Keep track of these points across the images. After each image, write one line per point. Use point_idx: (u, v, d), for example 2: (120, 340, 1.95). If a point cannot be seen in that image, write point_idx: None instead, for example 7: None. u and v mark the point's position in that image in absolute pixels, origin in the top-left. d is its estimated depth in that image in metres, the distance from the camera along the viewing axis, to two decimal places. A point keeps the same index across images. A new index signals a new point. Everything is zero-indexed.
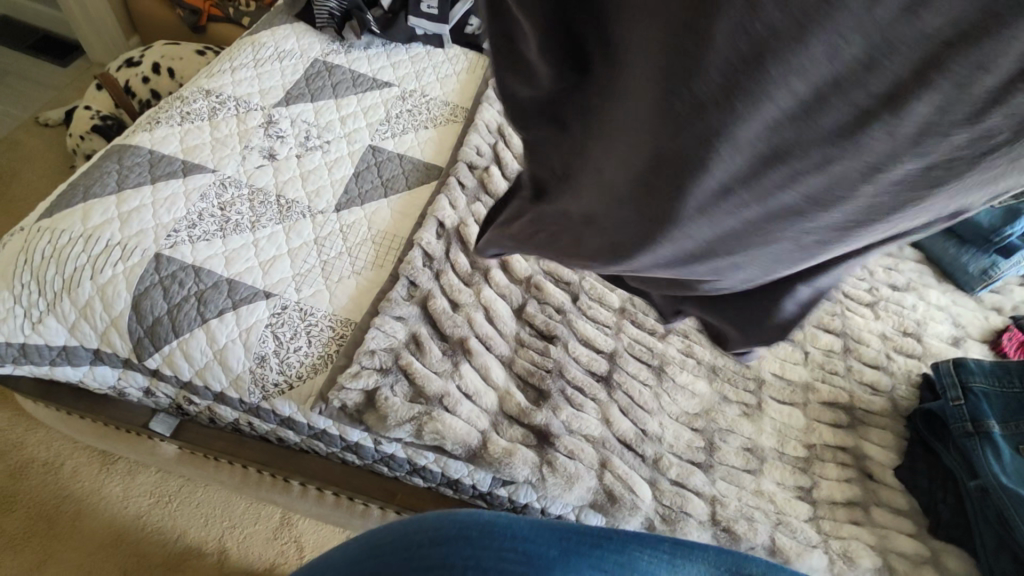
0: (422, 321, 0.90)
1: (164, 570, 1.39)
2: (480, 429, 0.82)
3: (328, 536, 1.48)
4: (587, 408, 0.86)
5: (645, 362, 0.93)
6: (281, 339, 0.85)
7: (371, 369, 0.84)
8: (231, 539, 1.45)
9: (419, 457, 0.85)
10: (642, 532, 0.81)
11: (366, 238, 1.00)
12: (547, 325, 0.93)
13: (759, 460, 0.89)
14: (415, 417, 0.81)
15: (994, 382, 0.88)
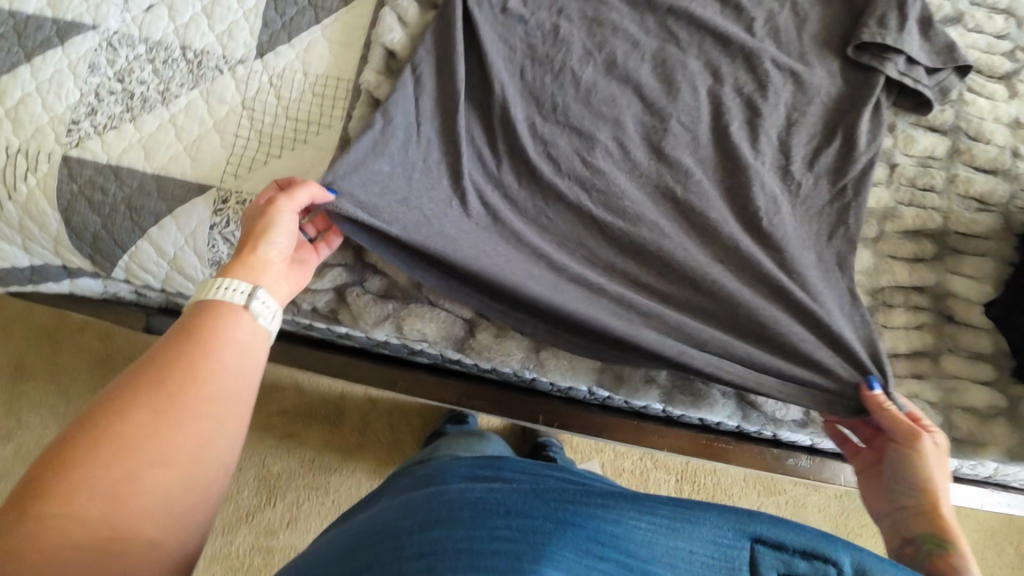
0: None
1: (290, 416, 1.57)
2: (465, 318, 0.73)
3: (416, 412, 1.56)
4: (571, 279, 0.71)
5: (666, 214, 0.74)
6: (232, 241, 0.75)
7: (335, 264, 0.73)
8: (346, 401, 1.57)
9: (413, 343, 0.76)
10: (659, 402, 0.76)
11: (305, 90, 0.79)
12: (542, 178, 0.75)
13: (831, 308, 0.71)
14: (391, 314, 0.72)
15: (908, 32, 0.76)
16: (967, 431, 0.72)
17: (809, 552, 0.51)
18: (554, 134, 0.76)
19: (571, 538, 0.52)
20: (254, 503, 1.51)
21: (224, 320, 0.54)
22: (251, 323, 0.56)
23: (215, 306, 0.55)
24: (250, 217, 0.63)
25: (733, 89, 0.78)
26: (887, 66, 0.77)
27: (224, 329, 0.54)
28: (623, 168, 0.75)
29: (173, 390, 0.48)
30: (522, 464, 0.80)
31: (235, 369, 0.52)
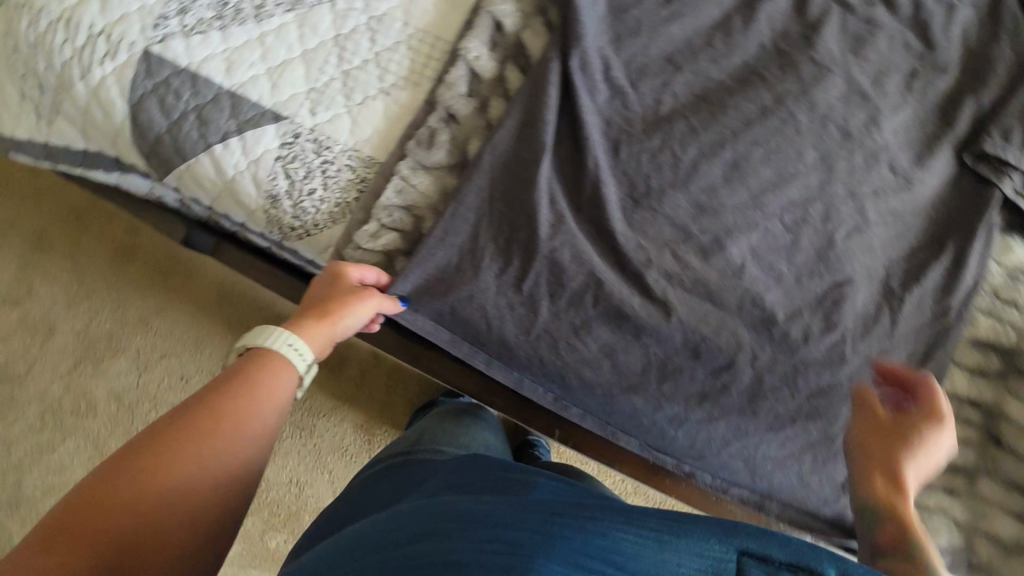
0: (455, 173, 0.71)
1: None
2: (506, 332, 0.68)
3: (414, 381, 1.55)
4: (628, 307, 0.67)
5: (739, 263, 0.70)
6: (293, 177, 0.72)
7: (391, 229, 0.70)
8: (351, 354, 1.56)
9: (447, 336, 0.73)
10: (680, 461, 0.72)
11: (400, 41, 0.75)
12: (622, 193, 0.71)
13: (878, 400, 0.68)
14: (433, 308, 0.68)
15: None
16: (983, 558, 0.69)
17: (795, 564, 0.46)
18: (647, 149, 0.71)
19: (559, 549, 0.47)
20: None
21: (278, 376, 0.53)
22: (291, 386, 0.54)
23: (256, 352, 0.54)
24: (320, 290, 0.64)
25: (842, 149, 0.73)
26: (1003, 181, 0.72)
27: (271, 392, 0.52)
28: (709, 202, 0.70)
29: (214, 443, 0.46)
30: (496, 465, 0.78)
31: (271, 437, 0.51)
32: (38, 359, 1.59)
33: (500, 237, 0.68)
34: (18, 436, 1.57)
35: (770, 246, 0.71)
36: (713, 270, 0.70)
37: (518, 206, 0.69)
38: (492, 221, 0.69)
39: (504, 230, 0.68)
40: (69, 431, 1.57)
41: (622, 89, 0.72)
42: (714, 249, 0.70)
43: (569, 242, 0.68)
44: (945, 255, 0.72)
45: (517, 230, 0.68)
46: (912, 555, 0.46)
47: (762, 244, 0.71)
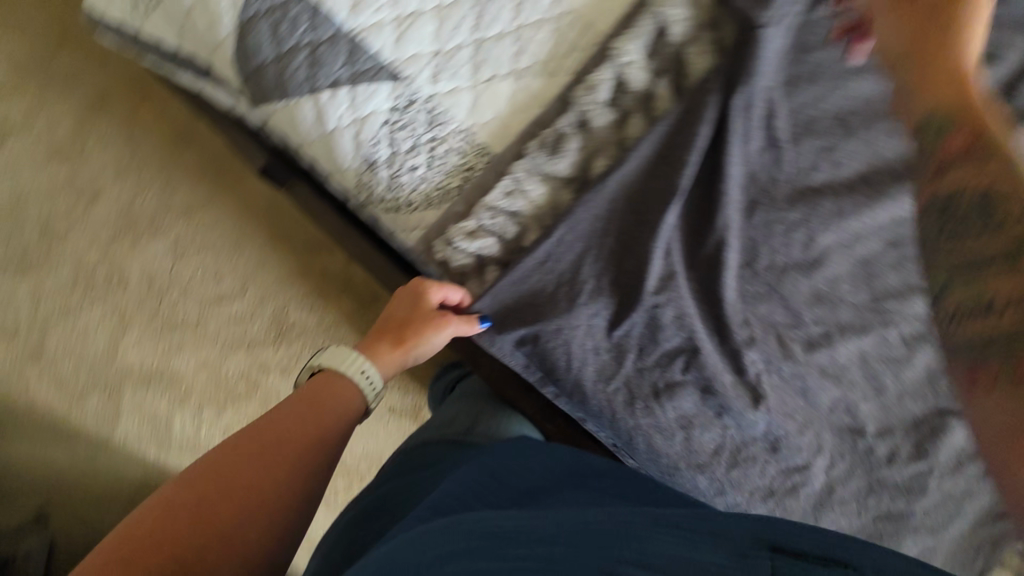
0: (571, 188, 0.64)
1: (330, 283, 1.60)
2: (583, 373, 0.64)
3: None
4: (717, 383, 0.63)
5: (847, 364, 0.64)
6: (397, 148, 0.66)
7: (490, 232, 0.64)
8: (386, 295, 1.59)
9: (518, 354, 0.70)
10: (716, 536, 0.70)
11: (547, 18, 0.66)
12: (746, 257, 0.64)
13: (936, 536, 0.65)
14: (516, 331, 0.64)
15: None
16: None
17: None
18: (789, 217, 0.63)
19: None
20: (262, 337, 1.59)
21: (334, 391, 0.63)
22: (354, 401, 0.64)
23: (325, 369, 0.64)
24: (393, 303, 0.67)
25: None
26: None
27: (321, 400, 0.62)
28: (835, 289, 0.64)
29: (271, 438, 0.56)
30: (556, 458, 0.72)
31: (325, 425, 0.60)
32: (79, 221, 1.59)
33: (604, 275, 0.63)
34: (49, 290, 1.59)
35: (889, 353, 0.64)
36: (819, 364, 0.64)
37: (633, 247, 0.62)
38: (599, 255, 0.63)
39: (610, 269, 0.63)
40: (99, 298, 1.59)
41: (780, 140, 0.63)
42: (827, 341, 0.64)
43: (676, 298, 0.62)
44: None
45: (625, 273, 0.63)
46: (992, 312, 0.36)
47: (881, 348, 0.64)
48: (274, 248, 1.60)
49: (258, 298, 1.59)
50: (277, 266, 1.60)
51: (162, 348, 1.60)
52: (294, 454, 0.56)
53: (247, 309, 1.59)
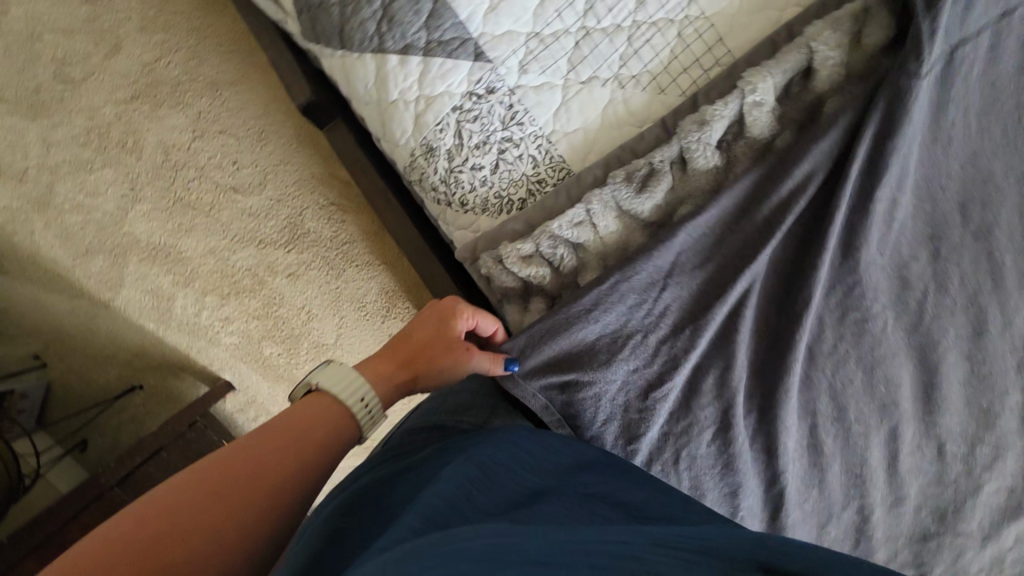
0: (647, 232, 0.57)
1: (339, 208, 1.53)
2: (607, 428, 0.60)
3: None
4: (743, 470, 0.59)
5: (883, 480, 0.60)
6: (463, 141, 0.57)
7: (546, 260, 0.57)
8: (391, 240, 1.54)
9: None
10: None
11: (670, 24, 0.55)
12: (818, 348, 0.57)
13: None
14: (550, 374, 0.58)
15: None
16: None
17: None
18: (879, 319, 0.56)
19: None
20: (273, 239, 1.52)
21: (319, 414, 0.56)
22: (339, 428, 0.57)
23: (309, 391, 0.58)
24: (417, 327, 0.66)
25: None
26: None
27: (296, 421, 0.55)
28: (895, 392, 0.57)
29: (233, 471, 0.49)
30: (540, 444, 0.55)
31: (295, 449, 0.53)
32: (98, 71, 1.46)
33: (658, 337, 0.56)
34: (58, 138, 1.50)
35: (922, 467, 0.60)
36: (847, 462, 0.58)
37: (699, 313, 0.56)
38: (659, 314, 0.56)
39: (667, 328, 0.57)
40: (109, 158, 1.50)
41: (892, 233, 0.56)
42: (865, 442, 0.58)
43: (722, 367, 0.56)
44: None
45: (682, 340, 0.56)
46: None
47: (916, 458, 0.59)
48: (292, 151, 1.50)
49: (274, 198, 1.51)
50: (292, 172, 1.51)
51: (169, 228, 1.52)
52: (241, 495, 0.48)
53: (262, 206, 1.51)
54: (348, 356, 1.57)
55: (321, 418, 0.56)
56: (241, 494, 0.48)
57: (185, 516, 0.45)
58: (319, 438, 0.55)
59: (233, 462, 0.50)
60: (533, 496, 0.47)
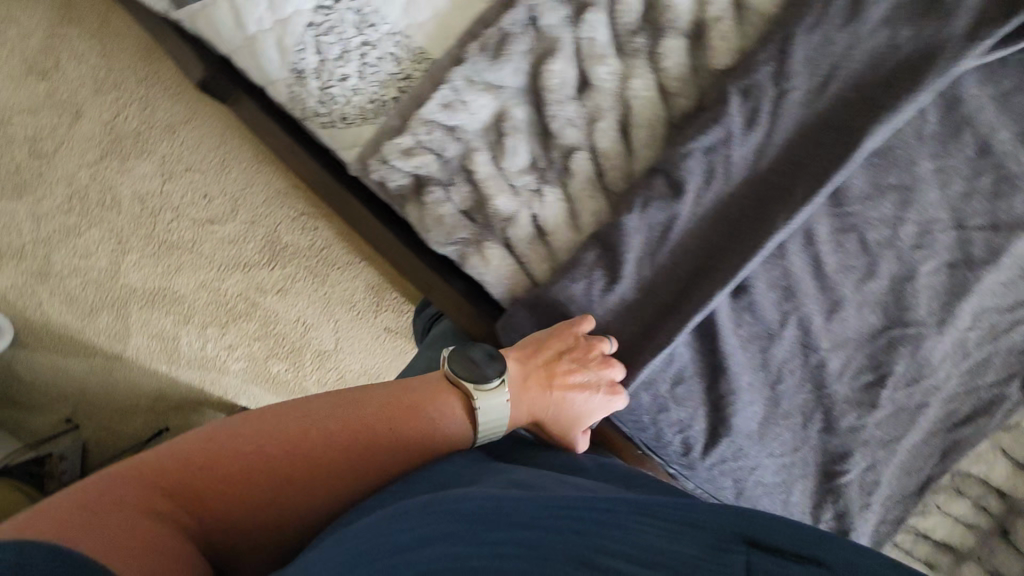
0: (517, 98, 0.58)
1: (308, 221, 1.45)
2: (529, 296, 0.61)
3: None
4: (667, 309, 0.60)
5: (809, 288, 0.60)
6: (325, 55, 0.59)
7: (428, 149, 0.59)
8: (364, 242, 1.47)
9: (474, 267, 0.61)
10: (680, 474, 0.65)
11: None
12: (716, 168, 0.55)
13: (890, 459, 0.64)
14: (460, 240, 0.60)
15: None
16: None
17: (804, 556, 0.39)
18: (764, 124, 0.54)
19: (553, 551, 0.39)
20: (254, 258, 1.43)
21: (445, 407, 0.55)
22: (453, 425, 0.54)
23: (467, 394, 0.55)
24: (582, 352, 0.58)
25: (995, 185, 0.57)
26: None
27: (437, 413, 0.54)
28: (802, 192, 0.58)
29: (366, 438, 0.50)
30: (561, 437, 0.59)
31: (413, 444, 0.52)
32: None
33: (547, 184, 0.59)
34: None
35: (851, 265, 0.59)
36: (772, 278, 0.60)
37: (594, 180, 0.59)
38: (544, 168, 0.59)
39: (556, 179, 0.59)
40: None
41: (750, 41, 0.56)
42: (783, 252, 0.59)
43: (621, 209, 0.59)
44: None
45: (568, 183, 0.59)
46: None
47: (842, 257, 0.59)
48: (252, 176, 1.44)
49: (249, 220, 1.44)
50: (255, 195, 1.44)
51: (140, 288, 1.40)
52: (354, 464, 0.49)
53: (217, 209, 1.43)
54: (350, 359, 1.48)
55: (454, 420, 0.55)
56: (360, 454, 0.50)
57: (319, 453, 0.48)
58: (439, 441, 0.53)
59: (370, 423, 0.51)
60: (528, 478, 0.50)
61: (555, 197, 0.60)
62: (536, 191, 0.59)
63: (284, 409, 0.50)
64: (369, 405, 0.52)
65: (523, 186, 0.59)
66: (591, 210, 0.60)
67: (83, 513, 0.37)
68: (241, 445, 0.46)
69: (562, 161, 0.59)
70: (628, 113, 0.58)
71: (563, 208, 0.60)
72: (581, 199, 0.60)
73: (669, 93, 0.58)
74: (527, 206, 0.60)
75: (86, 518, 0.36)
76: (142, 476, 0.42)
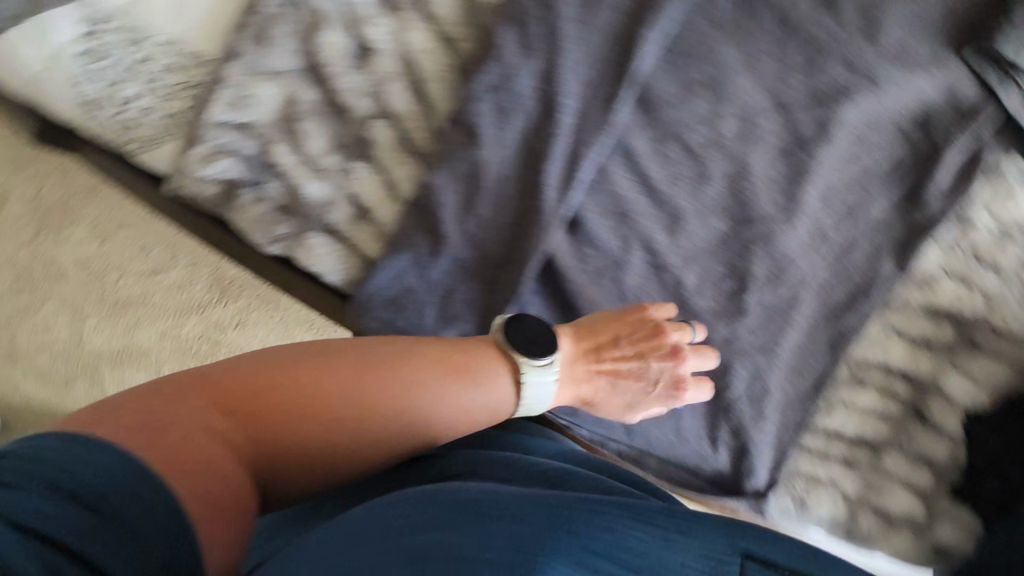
0: (301, 80, 0.57)
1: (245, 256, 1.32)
2: (366, 279, 0.59)
3: None
4: (506, 261, 0.57)
5: (644, 206, 0.57)
6: (107, 80, 0.58)
7: (229, 151, 0.58)
8: None
9: (310, 261, 0.59)
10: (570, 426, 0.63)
11: None
12: (506, 104, 0.53)
13: (779, 364, 0.61)
14: (284, 236, 0.59)
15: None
16: (867, 529, 0.66)
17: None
18: (541, 47, 0.52)
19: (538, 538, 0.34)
20: (202, 299, 1.26)
21: (490, 373, 0.49)
22: (503, 391, 0.49)
23: (516, 366, 0.49)
24: (648, 345, 0.55)
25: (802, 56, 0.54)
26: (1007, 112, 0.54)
27: (481, 378, 0.48)
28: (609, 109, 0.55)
29: (431, 376, 0.47)
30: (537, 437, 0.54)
31: (461, 411, 0.48)
32: None
33: (354, 160, 0.58)
34: None
35: (680, 174, 0.57)
36: (603, 205, 0.57)
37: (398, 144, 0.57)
38: (346, 144, 0.57)
39: (361, 153, 0.57)
40: None
41: None
42: (605, 175, 0.57)
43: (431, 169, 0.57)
44: (907, 208, 0.57)
45: (373, 154, 0.57)
46: None
47: (668, 168, 0.57)
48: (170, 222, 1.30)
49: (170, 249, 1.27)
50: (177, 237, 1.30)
51: (107, 352, 1.24)
52: (369, 440, 0.44)
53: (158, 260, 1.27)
54: None
55: (507, 397, 0.50)
56: (409, 426, 0.46)
57: (326, 399, 0.43)
58: (473, 422, 0.49)
59: (421, 381, 0.46)
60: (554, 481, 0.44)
61: (366, 171, 0.58)
62: (345, 169, 0.58)
63: (377, 358, 0.46)
64: (425, 360, 0.47)
65: (330, 168, 0.58)
66: (404, 176, 0.58)
67: (144, 412, 0.38)
68: (311, 384, 0.43)
69: (361, 133, 0.57)
70: (413, 68, 0.56)
71: (378, 181, 0.58)
72: (391, 167, 0.58)
73: (448, 40, 0.56)
74: (341, 187, 0.58)
75: (144, 424, 0.37)
76: (223, 395, 0.42)
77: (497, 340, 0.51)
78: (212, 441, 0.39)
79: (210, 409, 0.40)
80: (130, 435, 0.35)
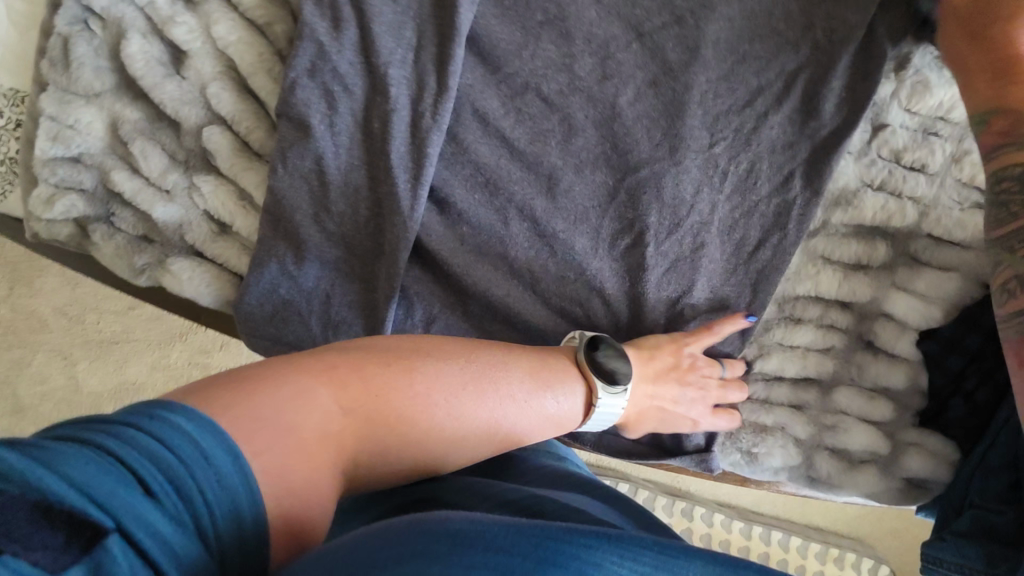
0: (122, 98, 0.53)
1: None
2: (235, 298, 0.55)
3: None
4: (373, 253, 0.53)
5: (510, 169, 0.52)
6: None
7: (66, 187, 0.54)
8: None
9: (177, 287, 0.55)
10: None
11: None
12: (330, 85, 0.49)
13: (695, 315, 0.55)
14: (145, 265, 0.55)
15: None
16: (828, 474, 0.60)
17: None
18: (351, 17, 0.49)
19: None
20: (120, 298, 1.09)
21: (559, 378, 0.47)
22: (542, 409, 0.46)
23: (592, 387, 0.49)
24: (679, 356, 0.54)
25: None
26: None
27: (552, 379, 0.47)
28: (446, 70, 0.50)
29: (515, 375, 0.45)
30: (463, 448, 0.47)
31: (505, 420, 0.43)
32: None
33: (195, 173, 0.54)
34: None
35: (541, 127, 0.51)
36: (466, 176, 0.52)
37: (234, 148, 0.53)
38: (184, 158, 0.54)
39: (202, 164, 0.54)
40: None
41: None
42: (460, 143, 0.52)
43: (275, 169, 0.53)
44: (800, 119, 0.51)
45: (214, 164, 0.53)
46: None
47: (526, 123, 0.51)
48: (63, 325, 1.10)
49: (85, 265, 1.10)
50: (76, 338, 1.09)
51: (104, 393, 1.07)
52: (484, 442, 0.42)
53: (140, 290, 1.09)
54: None
55: (573, 410, 0.48)
56: (501, 422, 0.43)
57: (405, 417, 0.39)
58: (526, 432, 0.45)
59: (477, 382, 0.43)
60: (533, 506, 0.37)
61: (209, 183, 0.54)
62: (188, 184, 0.54)
63: (455, 346, 0.44)
64: (519, 371, 0.45)
65: (172, 186, 0.54)
66: (249, 181, 0.53)
67: (263, 389, 0.33)
68: (422, 386, 0.40)
69: (195, 143, 0.53)
70: (232, 64, 0.51)
71: (224, 191, 0.54)
72: (234, 173, 0.53)
73: (262, 26, 0.51)
74: (189, 205, 0.54)
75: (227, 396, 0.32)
76: (354, 404, 0.37)
77: (569, 355, 0.50)
78: (324, 442, 0.34)
79: (330, 390, 0.36)
80: (256, 454, 0.30)
